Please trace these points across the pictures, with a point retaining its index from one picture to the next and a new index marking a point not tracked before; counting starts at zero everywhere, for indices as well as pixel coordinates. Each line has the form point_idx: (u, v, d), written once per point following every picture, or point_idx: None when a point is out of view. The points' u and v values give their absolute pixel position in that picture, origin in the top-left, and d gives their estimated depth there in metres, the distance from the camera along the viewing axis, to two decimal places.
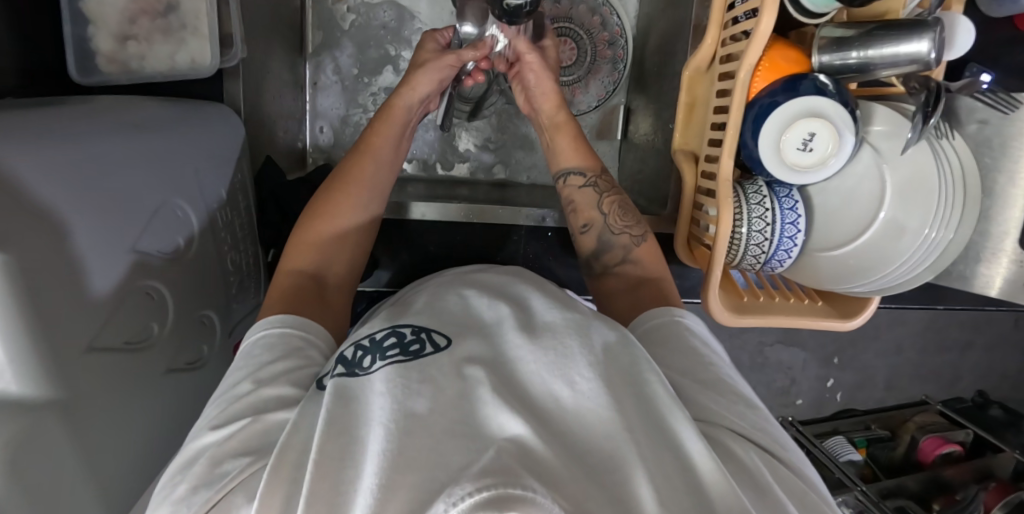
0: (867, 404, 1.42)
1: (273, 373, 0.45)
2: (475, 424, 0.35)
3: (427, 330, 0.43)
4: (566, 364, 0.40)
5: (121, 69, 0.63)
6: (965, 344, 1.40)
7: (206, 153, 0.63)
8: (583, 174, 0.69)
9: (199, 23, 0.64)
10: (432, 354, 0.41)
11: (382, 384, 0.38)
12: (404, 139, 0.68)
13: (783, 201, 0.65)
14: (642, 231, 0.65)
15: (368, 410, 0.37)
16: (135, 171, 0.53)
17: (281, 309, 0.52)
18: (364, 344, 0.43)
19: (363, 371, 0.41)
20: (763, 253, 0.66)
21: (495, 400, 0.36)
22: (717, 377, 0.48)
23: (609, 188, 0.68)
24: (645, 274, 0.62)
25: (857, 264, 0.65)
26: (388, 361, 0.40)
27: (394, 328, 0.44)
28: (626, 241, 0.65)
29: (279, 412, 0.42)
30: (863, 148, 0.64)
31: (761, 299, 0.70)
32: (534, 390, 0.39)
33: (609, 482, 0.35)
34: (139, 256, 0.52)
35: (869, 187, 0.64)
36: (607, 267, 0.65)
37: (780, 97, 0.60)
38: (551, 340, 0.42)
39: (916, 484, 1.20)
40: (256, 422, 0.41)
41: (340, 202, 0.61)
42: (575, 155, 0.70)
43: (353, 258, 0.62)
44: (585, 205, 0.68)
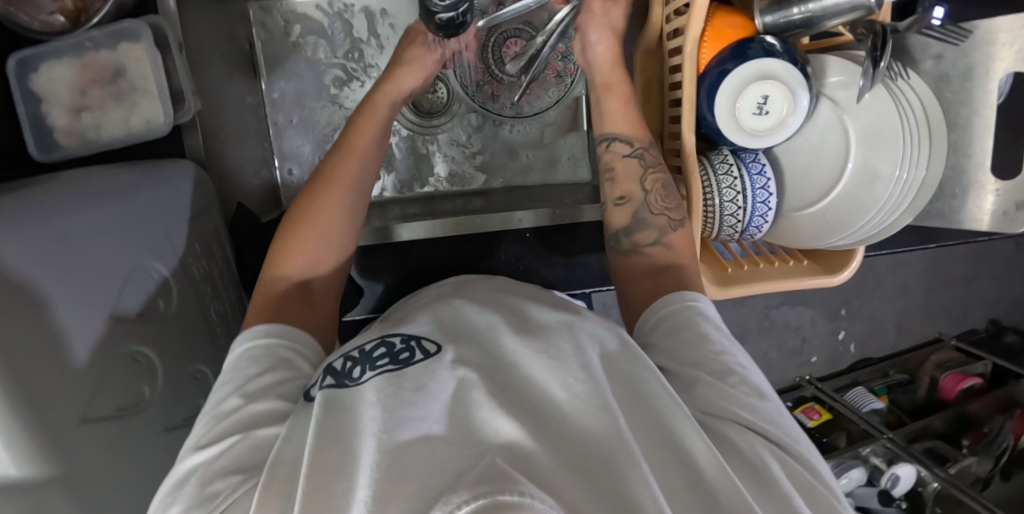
0: (880, 351, 1.43)
1: (262, 386, 0.46)
2: (471, 429, 0.36)
3: (416, 338, 0.44)
4: (562, 367, 0.40)
5: (80, 142, 0.64)
6: (970, 277, 1.40)
7: (176, 211, 0.63)
8: (630, 141, 0.65)
9: (148, 84, 0.64)
10: (422, 360, 0.41)
11: (375, 394, 0.38)
12: (386, 137, 0.67)
13: (751, 167, 0.65)
14: (683, 214, 0.62)
15: (360, 421, 0.37)
16: (103, 242, 0.53)
17: (262, 318, 0.54)
18: (354, 354, 0.44)
19: (352, 382, 0.41)
20: (738, 222, 0.66)
21: (492, 404, 0.37)
22: (725, 368, 0.48)
23: (656, 163, 0.65)
24: (674, 259, 0.60)
25: (834, 219, 0.65)
26: (378, 371, 0.41)
27: (383, 339, 0.45)
28: (662, 222, 0.62)
29: (268, 427, 0.43)
30: (821, 103, 0.64)
31: (745, 268, 0.69)
32: (530, 393, 0.39)
33: (613, 481, 0.35)
34: (119, 323, 0.52)
35: (835, 139, 0.64)
36: (636, 246, 0.62)
37: (729, 65, 0.60)
38: (551, 345, 0.42)
39: (941, 423, 1.26)
40: (245, 438, 0.42)
41: (325, 206, 0.60)
42: (622, 118, 0.66)
43: (340, 260, 0.62)
44: (626, 174, 0.64)
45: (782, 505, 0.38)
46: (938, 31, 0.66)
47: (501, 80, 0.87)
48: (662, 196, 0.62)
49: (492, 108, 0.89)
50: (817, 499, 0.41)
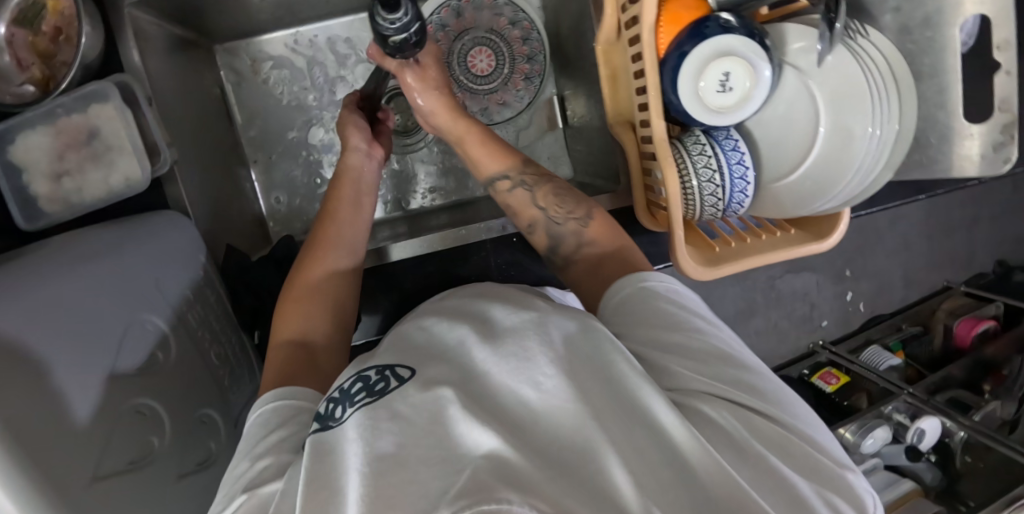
0: (891, 306, 1.41)
1: (269, 445, 0.46)
2: (448, 443, 0.36)
3: (390, 367, 0.42)
4: (528, 365, 0.40)
5: (64, 206, 0.65)
6: (969, 221, 1.41)
7: (166, 261, 0.63)
8: (508, 176, 0.69)
9: (123, 141, 0.65)
10: (397, 388, 0.40)
11: (352, 429, 0.38)
12: (362, 197, 0.73)
13: (725, 144, 0.65)
14: (586, 212, 0.64)
15: (343, 457, 0.37)
16: (97, 301, 0.54)
17: (275, 382, 0.54)
18: (335, 394, 0.43)
19: (337, 422, 0.40)
20: (720, 201, 0.66)
21: (464, 415, 0.37)
22: (692, 339, 0.48)
23: (539, 182, 0.68)
24: (610, 247, 0.61)
25: (814, 185, 0.65)
26: (358, 406, 0.39)
27: (359, 373, 0.43)
28: (575, 227, 0.64)
29: (270, 483, 0.42)
30: (785, 71, 0.64)
31: (733, 246, 0.69)
32: (502, 396, 0.39)
33: (589, 471, 0.36)
34: (123, 379, 0.53)
35: (804, 105, 0.64)
36: (569, 257, 0.64)
37: (688, 46, 0.60)
38: (510, 342, 0.41)
39: (961, 372, 1.26)
40: (249, 497, 0.42)
41: (316, 269, 0.65)
42: (492, 159, 0.70)
43: (338, 313, 0.64)
44: (522, 206, 0.68)
45: (761, 472, 0.40)
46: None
47: (470, 89, 0.88)
48: (561, 205, 0.65)
49: None
50: (800, 455, 0.43)
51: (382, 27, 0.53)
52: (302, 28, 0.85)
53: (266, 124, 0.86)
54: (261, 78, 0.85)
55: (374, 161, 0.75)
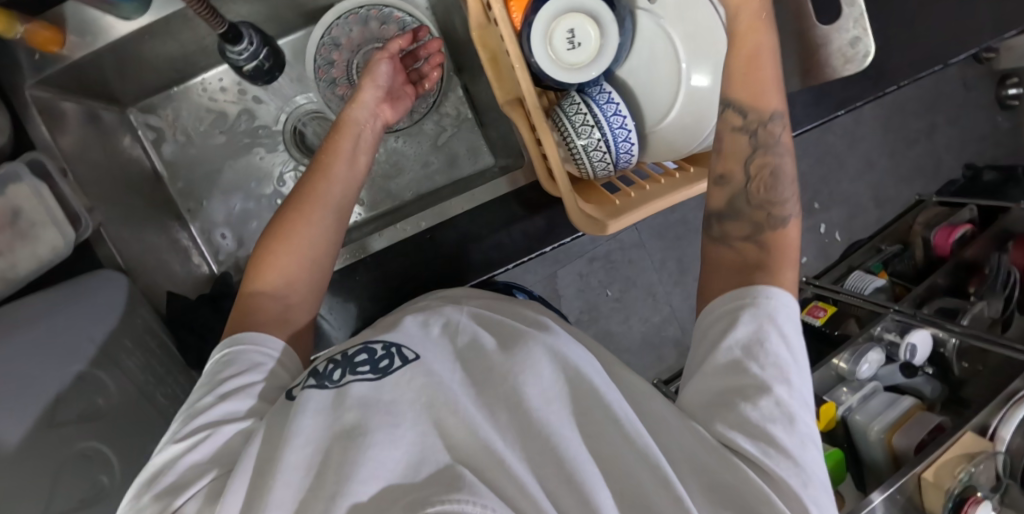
0: (867, 231, 1.43)
1: (232, 386, 0.51)
2: (438, 451, 0.41)
3: (396, 346, 0.48)
4: (540, 388, 0.44)
5: (6, 284, 0.68)
6: (928, 129, 1.42)
7: (101, 316, 0.67)
8: (745, 115, 0.57)
9: (44, 215, 0.70)
10: (400, 369, 0.46)
11: (354, 397, 0.44)
12: (358, 157, 0.69)
13: (599, 99, 0.67)
14: (784, 212, 0.57)
15: (336, 424, 0.43)
16: (32, 359, 0.57)
17: (238, 328, 0.58)
18: (337, 358, 0.49)
19: (333, 383, 0.46)
20: (608, 154, 0.67)
21: (470, 427, 0.42)
22: (761, 384, 0.46)
23: (766, 145, 0.58)
24: (779, 242, 0.55)
25: (692, 119, 0.67)
26: (361, 378, 0.46)
27: (368, 346, 0.49)
28: (760, 217, 0.57)
29: (234, 425, 0.49)
30: (640, 17, 0.66)
31: (633, 195, 0.69)
32: (505, 411, 0.44)
33: (552, 467, 0.41)
34: (64, 426, 0.57)
35: (664, 45, 0.66)
36: (726, 238, 0.58)
37: (531, 14, 0.61)
38: (519, 352, 0.47)
39: (944, 279, 1.22)
40: (213, 434, 0.47)
41: (304, 225, 0.63)
42: (755, 91, 0.57)
43: (318, 273, 0.65)
44: (732, 154, 0.58)
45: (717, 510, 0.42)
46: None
47: None
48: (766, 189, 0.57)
49: None
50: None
51: None
52: (206, 74, 0.88)
53: (194, 171, 0.89)
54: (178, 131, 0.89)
55: (378, 121, 0.73)
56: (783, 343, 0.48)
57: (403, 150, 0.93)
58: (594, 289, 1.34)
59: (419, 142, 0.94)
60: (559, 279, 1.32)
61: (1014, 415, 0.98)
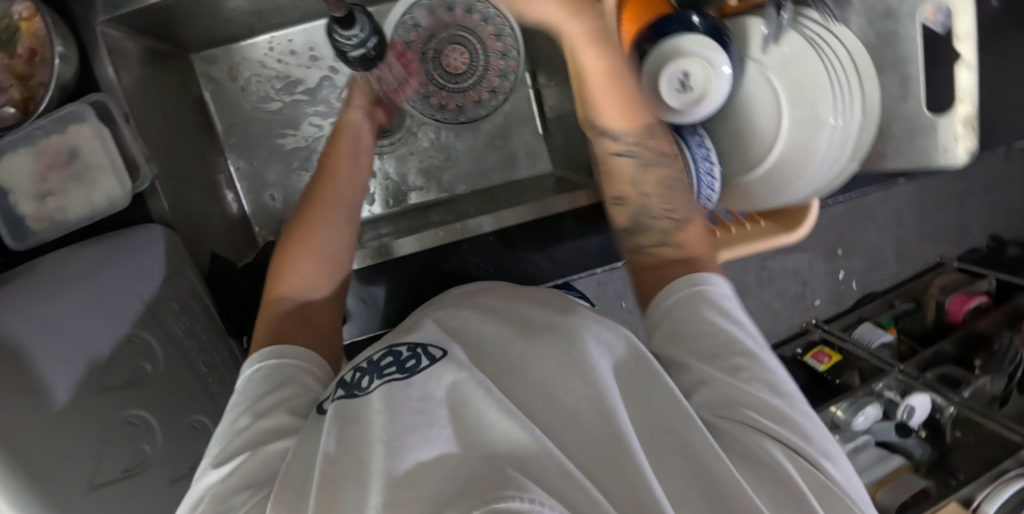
0: (885, 283, 1.44)
1: (267, 404, 0.49)
2: (477, 440, 0.37)
3: (421, 344, 0.44)
4: (565, 381, 0.41)
5: (51, 224, 0.68)
6: (962, 195, 1.43)
7: (153, 275, 0.65)
8: (619, 137, 0.59)
9: (101, 159, 0.68)
10: (427, 367, 0.41)
11: (381, 402, 0.39)
12: (357, 159, 0.72)
13: (692, 141, 0.66)
14: (685, 214, 0.58)
15: (367, 431, 0.38)
16: (89, 318, 0.55)
17: (268, 341, 0.56)
18: (363, 365, 0.46)
19: (363, 391, 0.42)
20: (688, 195, 0.67)
21: (504, 413, 0.38)
22: (728, 361, 0.47)
23: (654, 161, 0.59)
24: (684, 254, 0.55)
25: (779, 178, 0.66)
26: (386, 380, 0.41)
27: (392, 349, 0.45)
28: (666, 225, 0.57)
29: (276, 443, 0.45)
30: (748, 66, 0.64)
31: (704, 240, 0.71)
32: (539, 406, 0.40)
33: (618, 466, 0.36)
34: (114, 390, 0.54)
35: (768, 99, 0.64)
36: (638, 249, 0.58)
37: (648, 46, 0.61)
38: (552, 341, 0.44)
39: (952, 348, 1.26)
40: (253, 454, 0.44)
41: (318, 227, 0.64)
42: (614, 112, 0.59)
43: (337, 279, 0.65)
44: (620, 178, 0.60)
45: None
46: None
47: (451, 89, 0.87)
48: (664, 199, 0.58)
49: (440, 118, 0.87)
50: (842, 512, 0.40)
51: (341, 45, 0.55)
52: (277, 33, 0.84)
53: (247, 131, 0.87)
54: (238, 86, 0.86)
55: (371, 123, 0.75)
56: (732, 325, 0.50)
57: (463, 142, 0.91)
58: (611, 298, 1.35)
59: (479, 137, 0.92)
60: (576, 283, 1.32)
61: (997, 495, 1.01)
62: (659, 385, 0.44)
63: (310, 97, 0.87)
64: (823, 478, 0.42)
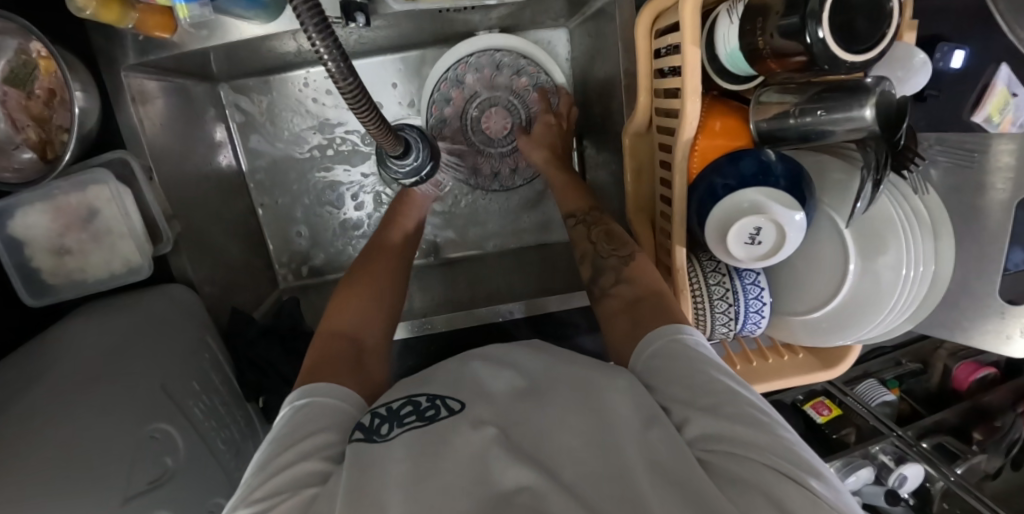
0: (896, 340, 1.43)
1: (298, 443, 0.47)
2: (489, 486, 0.41)
3: (441, 398, 0.49)
4: (568, 426, 0.45)
5: (67, 281, 0.65)
6: None
7: (173, 357, 0.63)
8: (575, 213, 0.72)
9: (122, 226, 0.64)
10: (447, 418, 0.47)
11: (402, 451, 0.45)
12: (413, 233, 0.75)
13: (744, 275, 0.64)
14: (629, 251, 0.64)
15: (382, 480, 0.42)
16: (110, 420, 0.54)
17: (308, 377, 0.54)
18: (381, 411, 0.50)
19: (381, 438, 0.47)
20: (732, 327, 0.65)
21: (515, 462, 0.42)
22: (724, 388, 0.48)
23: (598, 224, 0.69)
24: (642, 289, 0.60)
25: (830, 325, 0.62)
26: (407, 428, 0.47)
27: (409, 398, 0.50)
28: (615, 263, 0.64)
29: (311, 487, 0.44)
30: (822, 215, 0.60)
31: (740, 368, 0.68)
32: (548, 459, 0.43)
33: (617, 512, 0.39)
34: (146, 496, 0.52)
35: (832, 245, 0.60)
36: (605, 291, 0.64)
37: (724, 177, 0.56)
38: (558, 398, 0.48)
39: (955, 417, 1.29)
40: (288, 497, 0.43)
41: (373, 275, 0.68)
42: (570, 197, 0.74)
43: (385, 331, 0.64)
44: (579, 240, 0.70)
45: None
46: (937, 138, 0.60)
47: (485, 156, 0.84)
48: (609, 244, 0.66)
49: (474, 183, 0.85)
50: None
51: (393, 170, 0.50)
52: (312, 69, 0.79)
53: (275, 168, 0.83)
54: (269, 120, 0.81)
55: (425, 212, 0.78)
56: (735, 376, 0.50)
57: (497, 200, 0.88)
58: None
59: (516, 195, 0.88)
60: None
61: None
62: (658, 422, 0.46)
63: (342, 139, 0.83)
64: (812, 495, 0.40)
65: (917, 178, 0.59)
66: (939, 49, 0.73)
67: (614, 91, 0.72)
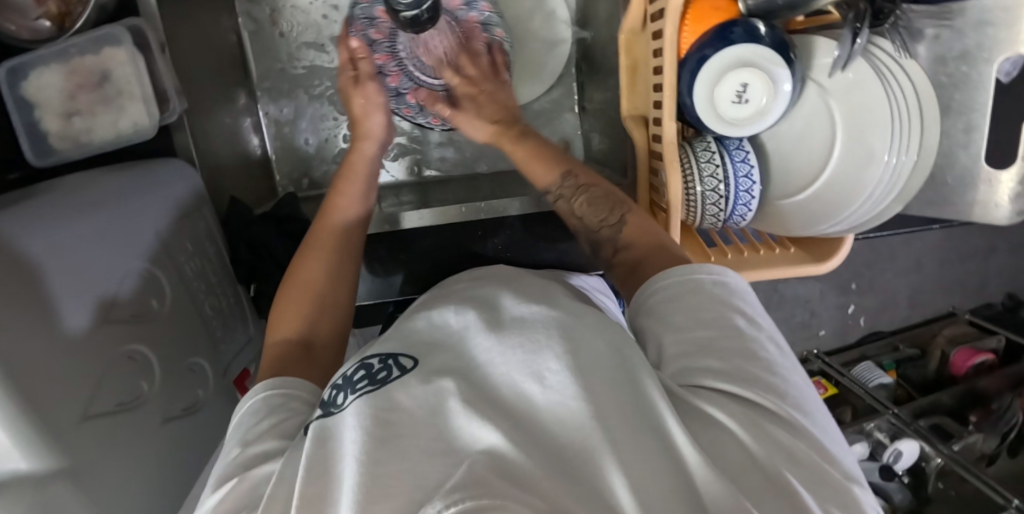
0: (891, 325, 1.36)
1: (258, 431, 0.43)
2: (449, 439, 0.34)
3: (394, 356, 0.41)
4: (532, 359, 0.38)
5: (74, 144, 0.66)
6: (987, 249, 1.33)
7: (168, 214, 0.64)
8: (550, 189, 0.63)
9: (133, 87, 0.66)
10: (401, 377, 0.39)
11: (353, 417, 0.36)
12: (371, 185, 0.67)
13: (734, 154, 0.65)
14: (619, 216, 0.58)
15: (339, 446, 0.35)
16: (98, 250, 0.54)
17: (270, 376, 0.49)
18: (337, 382, 0.41)
19: (338, 409, 0.39)
20: (721, 211, 0.65)
21: (466, 411, 0.35)
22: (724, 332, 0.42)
23: (578, 189, 0.61)
24: (641, 251, 0.54)
25: (819, 206, 0.64)
26: (360, 393, 0.38)
27: (362, 361, 0.42)
28: (610, 233, 0.58)
29: (264, 465, 0.40)
30: (808, 87, 0.63)
31: (730, 256, 0.70)
32: (507, 397, 0.37)
33: (581, 460, 0.33)
34: (114, 325, 0.54)
35: (820, 125, 0.63)
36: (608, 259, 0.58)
37: (709, 50, 0.59)
38: (520, 338, 0.39)
39: (950, 399, 1.21)
40: (241, 481, 0.39)
41: (307, 263, 0.58)
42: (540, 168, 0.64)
43: (338, 308, 0.57)
44: (566, 216, 0.63)
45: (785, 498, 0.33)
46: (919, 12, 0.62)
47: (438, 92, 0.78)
48: (593, 213, 0.59)
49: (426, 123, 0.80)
50: (828, 490, 0.35)
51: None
52: None
53: (281, 79, 0.85)
54: (278, 31, 0.82)
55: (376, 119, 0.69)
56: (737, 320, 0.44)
57: None
58: None
59: None
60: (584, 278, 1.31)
61: None
62: (632, 363, 0.38)
63: None
64: (791, 441, 0.37)
65: (907, 42, 0.63)
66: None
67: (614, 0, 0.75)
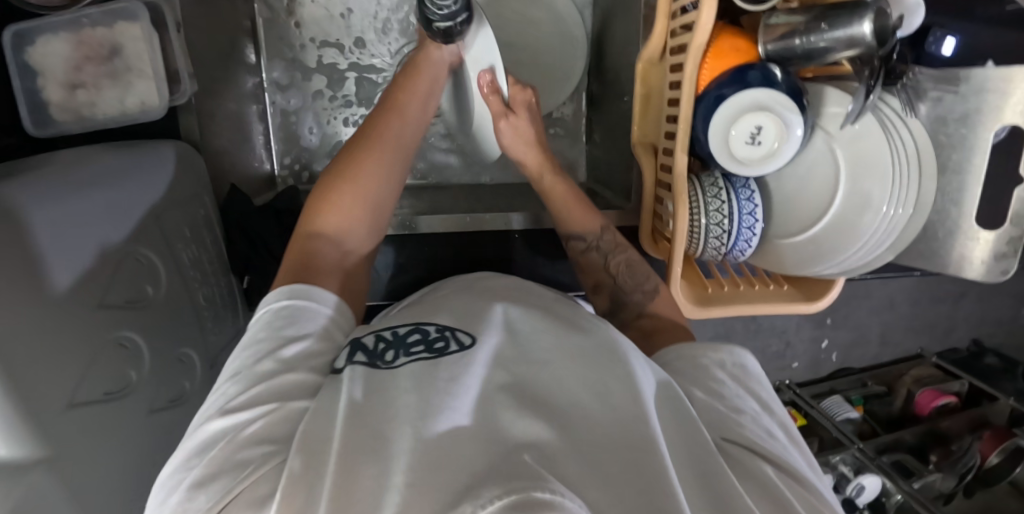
0: (861, 361, 1.40)
1: (298, 355, 0.43)
2: (497, 431, 0.33)
3: (452, 329, 0.42)
4: (596, 384, 0.39)
5: (75, 117, 0.64)
6: (956, 295, 1.38)
7: (169, 198, 0.63)
8: (585, 239, 0.67)
9: (144, 64, 0.65)
10: (456, 351, 0.39)
11: (409, 380, 0.37)
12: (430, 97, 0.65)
13: (740, 192, 0.66)
14: (657, 285, 0.61)
15: (389, 409, 0.35)
16: (96, 231, 0.53)
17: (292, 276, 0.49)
18: (388, 335, 0.43)
19: (386, 364, 0.40)
20: (722, 245, 0.67)
21: (526, 413, 0.35)
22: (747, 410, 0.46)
23: (616, 249, 0.66)
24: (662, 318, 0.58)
25: (816, 250, 0.66)
26: (414, 357, 0.40)
27: (419, 326, 0.44)
28: (642, 298, 0.61)
29: (299, 399, 0.40)
30: (816, 135, 0.65)
31: (726, 289, 0.72)
32: (560, 405, 0.37)
33: (638, 474, 0.32)
34: (105, 310, 0.52)
35: (825, 173, 0.65)
36: (624, 318, 0.61)
37: (727, 90, 0.60)
38: (583, 362, 0.40)
39: (912, 437, 1.23)
40: (278, 408, 0.39)
41: (366, 162, 0.57)
42: (577, 217, 0.67)
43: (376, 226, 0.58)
44: (594, 270, 0.66)
45: None
46: (929, 74, 0.66)
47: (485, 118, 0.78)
48: (629, 278, 0.63)
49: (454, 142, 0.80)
50: None
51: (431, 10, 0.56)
52: None
53: (292, 68, 0.83)
54: (294, 22, 0.82)
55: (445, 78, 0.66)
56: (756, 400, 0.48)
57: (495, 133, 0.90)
58: None
59: None
60: None
61: None
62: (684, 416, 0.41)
63: (363, 48, 0.84)
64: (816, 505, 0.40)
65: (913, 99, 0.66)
66: (932, 34, 0.78)
67: (633, 26, 0.76)
